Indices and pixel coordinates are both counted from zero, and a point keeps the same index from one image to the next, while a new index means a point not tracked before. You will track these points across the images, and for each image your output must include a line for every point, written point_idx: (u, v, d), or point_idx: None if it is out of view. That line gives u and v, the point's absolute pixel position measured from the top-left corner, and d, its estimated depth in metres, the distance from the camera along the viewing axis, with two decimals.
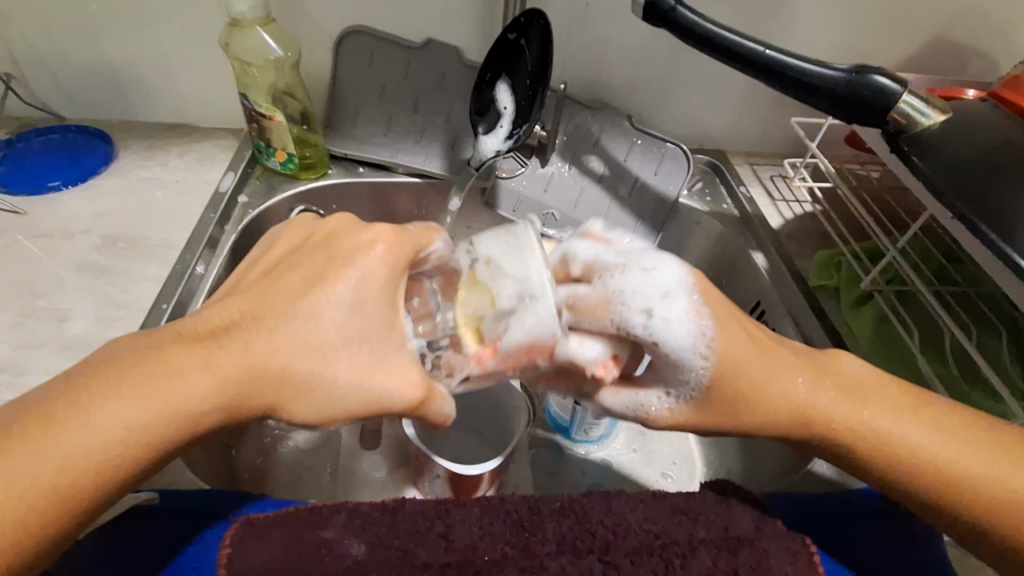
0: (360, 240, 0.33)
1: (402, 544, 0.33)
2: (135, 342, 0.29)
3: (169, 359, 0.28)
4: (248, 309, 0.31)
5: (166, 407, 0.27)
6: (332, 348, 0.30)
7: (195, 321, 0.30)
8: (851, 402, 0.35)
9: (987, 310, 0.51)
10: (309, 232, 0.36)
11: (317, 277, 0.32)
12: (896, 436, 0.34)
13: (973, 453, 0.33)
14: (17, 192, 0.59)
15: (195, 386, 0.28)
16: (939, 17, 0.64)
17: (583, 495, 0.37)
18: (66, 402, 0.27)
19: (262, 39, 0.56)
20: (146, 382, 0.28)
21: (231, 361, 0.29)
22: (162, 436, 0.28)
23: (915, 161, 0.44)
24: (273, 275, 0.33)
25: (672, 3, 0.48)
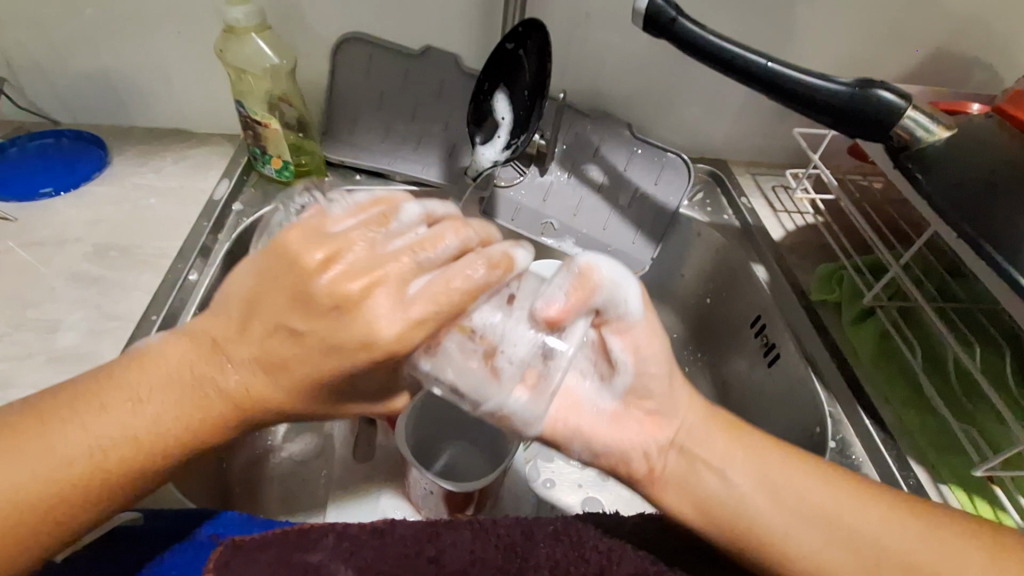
0: (379, 314, 0.28)
1: (390, 569, 0.32)
2: (154, 377, 0.30)
3: (190, 403, 0.30)
4: (262, 367, 0.30)
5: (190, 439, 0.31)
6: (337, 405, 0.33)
7: (207, 365, 0.30)
8: (789, 474, 0.36)
9: (990, 328, 0.50)
10: (308, 286, 0.28)
11: (326, 355, 0.29)
12: (814, 498, 0.35)
13: (904, 526, 0.34)
14: (10, 198, 0.58)
15: (208, 430, 0.31)
16: (943, 29, 0.64)
17: (578, 519, 0.36)
18: (95, 411, 0.30)
19: (258, 47, 0.56)
20: (167, 419, 0.30)
21: (240, 414, 0.31)
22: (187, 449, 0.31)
23: (919, 178, 0.43)
24: (280, 337, 0.29)
25: (672, 14, 0.48)
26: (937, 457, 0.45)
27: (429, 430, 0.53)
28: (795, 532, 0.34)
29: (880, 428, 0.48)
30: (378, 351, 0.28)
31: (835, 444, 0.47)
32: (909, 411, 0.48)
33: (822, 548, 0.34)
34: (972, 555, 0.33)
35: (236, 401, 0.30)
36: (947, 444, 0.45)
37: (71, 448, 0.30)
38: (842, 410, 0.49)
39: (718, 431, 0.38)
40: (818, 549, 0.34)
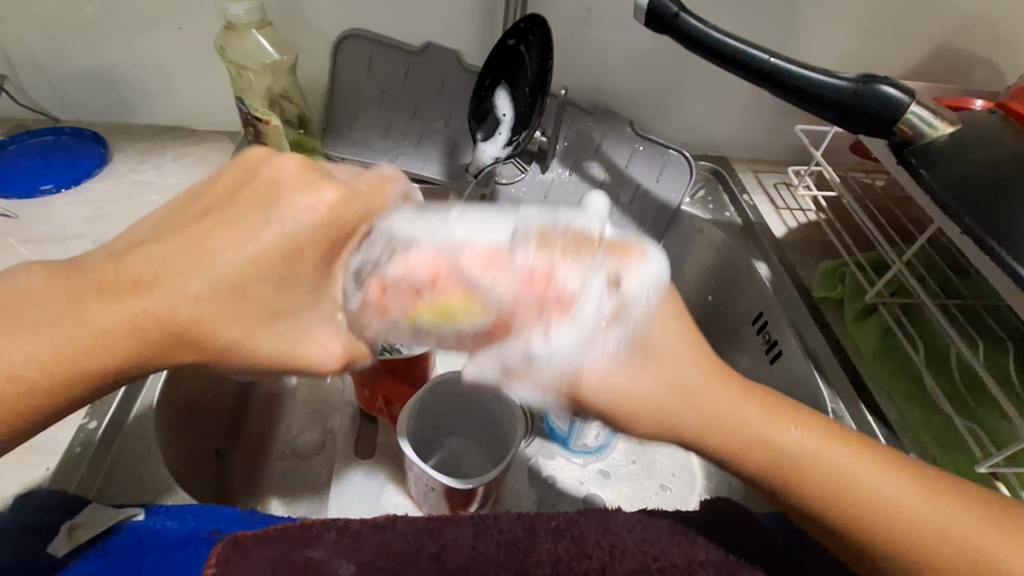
0: (302, 188, 0.32)
1: (391, 566, 0.32)
2: (57, 288, 0.29)
3: (91, 304, 0.29)
4: (178, 258, 0.30)
5: (81, 360, 0.28)
6: (254, 318, 0.31)
7: (118, 269, 0.30)
8: (804, 432, 0.32)
9: (993, 325, 0.50)
10: (245, 171, 0.33)
11: (247, 233, 0.30)
12: (825, 458, 0.32)
13: (908, 488, 0.31)
14: (10, 195, 0.58)
15: (104, 343, 0.29)
16: (946, 25, 0.63)
17: (579, 514, 0.36)
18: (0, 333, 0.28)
19: (257, 42, 0.56)
20: (69, 327, 0.28)
21: (147, 319, 0.29)
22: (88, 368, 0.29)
23: (923, 174, 0.43)
24: (202, 228, 0.31)
25: (674, 9, 0.47)
26: (941, 453, 0.45)
27: (432, 426, 0.53)
28: (797, 491, 0.32)
29: (883, 426, 0.48)
30: (313, 215, 0.32)
31: None
32: (913, 409, 0.48)
33: (827, 505, 0.31)
34: (965, 514, 0.31)
35: (147, 299, 0.29)
36: (954, 441, 0.45)
37: None
38: (845, 407, 0.49)
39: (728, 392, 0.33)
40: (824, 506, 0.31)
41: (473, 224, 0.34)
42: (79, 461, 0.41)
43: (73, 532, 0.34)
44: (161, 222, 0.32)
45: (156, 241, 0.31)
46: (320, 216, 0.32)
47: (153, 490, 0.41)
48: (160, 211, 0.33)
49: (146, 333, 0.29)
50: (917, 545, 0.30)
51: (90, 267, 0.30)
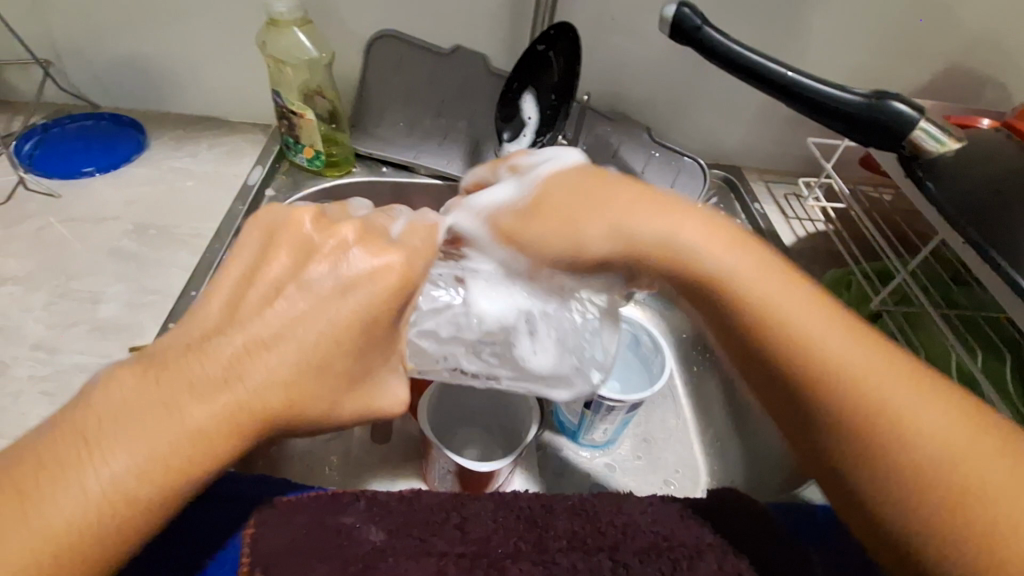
0: (364, 254, 0.31)
1: (418, 532, 0.35)
2: (142, 394, 0.26)
3: (178, 404, 0.26)
4: (258, 342, 0.28)
5: (177, 473, 0.25)
6: (341, 388, 0.30)
7: (198, 361, 0.27)
8: (748, 264, 0.33)
9: (993, 336, 0.52)
10: (306, 243, 0.32)
11: (325, 307, 0.29)
12: (790, 309, 0.32)
13: (873, 358, 0.30)
14: (52, 176, 0.61)
15: (203, 445, 0.26)
16: (956, 45, 0.66)
17: (594, 496, 0.38)
18: (86, 458, 0.24)
19: (297, 39, 0.59)
20: (162, 433, 0.25)
21: (243, 413, 0.27)
22: (182, 479, 0.25)
23: (929, 186, 0.46)
24: (283, 304, 0.29)
25: (697, 22, 0.50)
26: None
27: (447, 415, 0.54)
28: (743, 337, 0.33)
29: None
30: (379, 281, 0.31)
31: None
32: None
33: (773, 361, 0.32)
34: (941, 417, 0.29)
35: (241, 390, 0.27)
36: None
37: (50, 507, 0.24)
38: None
39: (707, 240, 0.34)
40: (797, 380, 0.31)
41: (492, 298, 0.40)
42: None
43: None
44: (227, 303, 0.30)
45: (227, 329, 0.28)
46: (383, 281, 0.31)
47: None
48: (218, 292, 0.30)
49: (243, 424, 0.27)
50: (878, 410, 0.29)
51: (124, 359, 0.27)
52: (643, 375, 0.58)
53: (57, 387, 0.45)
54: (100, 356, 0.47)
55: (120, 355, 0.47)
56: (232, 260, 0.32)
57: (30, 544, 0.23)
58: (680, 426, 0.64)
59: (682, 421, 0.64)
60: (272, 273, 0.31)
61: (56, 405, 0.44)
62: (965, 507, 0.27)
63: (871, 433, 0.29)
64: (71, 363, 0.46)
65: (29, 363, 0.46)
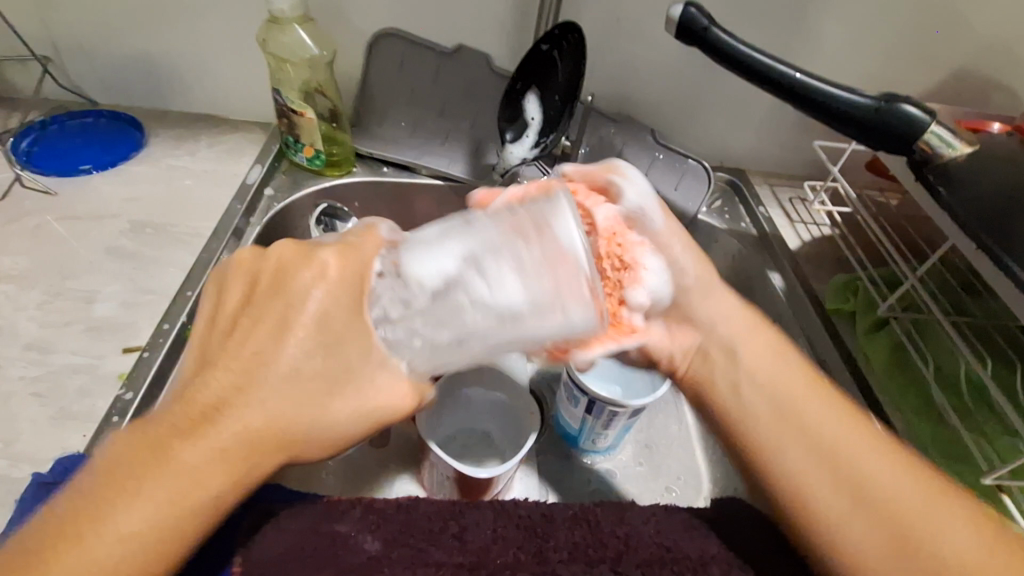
0: (301, 262, 0.30)
1: (415, 542, 0.34)
2: (132, 452, 0.26)
3: (166, 451, 0.26)
4: (232, 376, 0.28)
5: (184, 512, 0.26)
6: (319, 391, 0.28)
7: (178, 407, 0.27)
8: (729, 365, 0.41)
9: (1002, 344, 0.51)
10: (255, 273, 0.31)
11: (279, 319, 0.29)
12: (831, 425, 0.36)
13: (906, 475, 0.33)
14: (50, 173, 0.60)
15: (197, 480, 0.26)
16: (967, 49, 0.65)
17: (595, 505, 0.37)
18: (91, 520, 0.25)
19: (299, 37, 0.58)
20: (158, 486, 0.25)
21: (228, 447, 0.27)
22: (188, 516, 0.26)
23: (941, 191, 0.44)
24: (240, 330, 0.29)
25: (705, 23, 0.49)
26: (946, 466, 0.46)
27: (444, 418, 0.54)
28: (778, 445, 0.36)
29: None
30: (328, 283, 0.29)
31: None
32: (920, 419, 0.49)
33: (804, 467, 0.35)
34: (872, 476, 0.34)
35: (223, 426, 0.27)
36: (957, 453, 0.47)
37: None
38: None
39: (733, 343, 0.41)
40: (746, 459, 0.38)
41: (430, 260, 0.30)
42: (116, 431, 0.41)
43: None
44: (197, 351, 0.30)
45: (197, 369, 0.28)
46: (333, 280, 0.30)
47: None
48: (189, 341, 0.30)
49: (234, 456, 0.27)
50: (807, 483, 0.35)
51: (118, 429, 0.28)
52: (645, 380, 0.57)
53: (49, 388, 0.44)
54: (94, 358, 0.46)
55: (115, 356, 0.46)
56: (201, 308, 0.32)
57: None
58: (681, 431, 0.63)
59: (683, 425, 0.64)
60: (229, 306, 0.30)
61: (48, 408, 0.43)
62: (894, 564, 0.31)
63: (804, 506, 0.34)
64: (64, 364, 0.46)
65: (21, 364, 0.45)
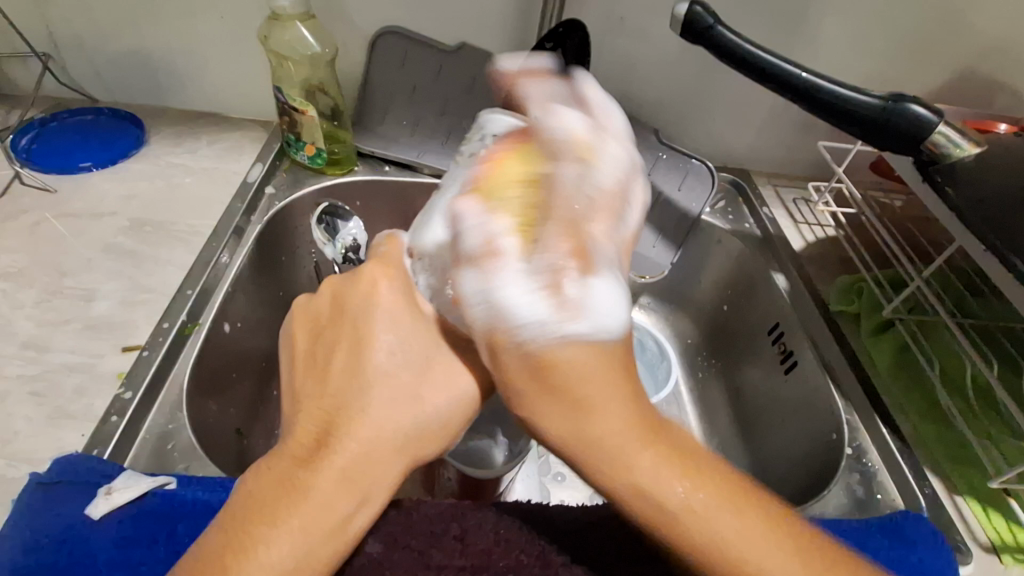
0: (366, 295, 0.35)
1: (417, 544, 0.33)
2: (263, 490, 0.28)
3: (292, 479, 0.28)
4: (331, 399, 0.31)
5: (324, 526, 0.28)
6: (415, 387, 0.32)
7: (291, 441, 0.30)
8: (632, 448, 0.28)
9: (1006, 345, 0.51)
10: (321, 313, 0.36)
11: (360, 339, 0.33)
12: (709, 525, 0.27)
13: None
14: (49, 170, 0.60)
15: (330, 496, 0.28)
16: (974, 48, 0.64)
17: (598, 505, 0.37)
18: (243, 553, 0.26)
19: (300, 34, 0.58)
20: (296, 510, 0.27)
21: (351, 463, 0.29)
22: (330, 527, 0.28)
23: (948, 192, 0.44)
24: (326, 359, 0.33)
25: (710, 21, 0.49)
26: (952, 469, 0.45)
27: None
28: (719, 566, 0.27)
29: (898, 438, 0.48)
30: (395, 306, 0.35)
31: (851, 450, 0.47)
32: (925, 420, 0.48)
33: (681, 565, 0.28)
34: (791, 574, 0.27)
35: (338, 441, 0.29)
36: (963, 455, 0.46)
37: None
38: (859, 419, 0.49)
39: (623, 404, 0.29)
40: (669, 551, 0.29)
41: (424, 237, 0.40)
42: (113, 431, 0.41)
43: (109, 495, 0.36)
44: (289, 393, 0.33)
45: (298, 402, 0.32)
46: (395, 298, 0.36)
47: (184, 463, 0.41)
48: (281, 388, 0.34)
49: (354, 470, 0.29)
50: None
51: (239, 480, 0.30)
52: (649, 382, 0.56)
53: (47, 387, 0.44)
54: (93, 356, 0.46)
55: (113, 355, 0.46)
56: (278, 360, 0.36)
57: None
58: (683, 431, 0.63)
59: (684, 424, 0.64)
60: (304, 347, 0.35)
61: (44, 407, 0.42)
62: None
63: None
64: (63, 362, 0.45)
65: (19, 362, 0.45)
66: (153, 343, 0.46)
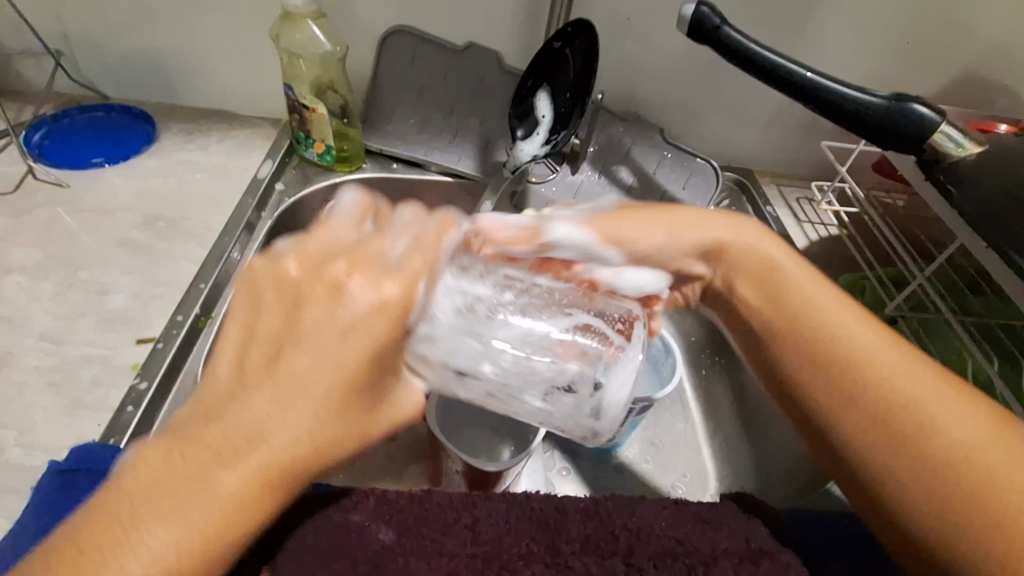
0: (355, 282, 0.29)
1: (429, 533, 0.34)
2: (167, 471, 0.25)
3: (208, 474, 0.25)
4: (276, 399, 0.26)
5: (219, 537, 0.25)
6: (362, 415, 0.29)
7: (216, 430, 0.26)
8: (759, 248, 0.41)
9: (1007, 341, 0.51)
10: (307, 273, 0.29)
11: (332, 341, 0.28)
12: (830, 313, 0.37)
13: (916, 372, 0.34)
14: (61, 166, 0.60)
15: (240, 512, 0.26)
16: (976, 50, 0.65)
17: (606, 498, 0.37)
18: (125, 539, 0.24)
19: (311, 33, 0.58)
20: (196, 512, 0.25)
21: (267, 483, 0.26)
22: (222, 542, 0.25)
23: (951, 190, 0.45)
24: (292, 347, 0.27)
25: (716, 22, 0.49)
26: None
27: (450, 416, 0.54)
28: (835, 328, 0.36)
29: None
30: (380, 310, 0.29)
31: None
32: None
33: (815, 372, 0.36)
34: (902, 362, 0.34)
35: (268, 450, 0.26)
36: None
37: None
38: None
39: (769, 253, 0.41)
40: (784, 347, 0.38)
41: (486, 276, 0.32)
42: (130, 421, 0.41)
43: None
44: (233, 360, 0.28)
45: (240, 383, 0.27)
46: (386, 301, 0.29)
47: None
48: (228, 336, 0.29)
49: (273, 485, 0.26)
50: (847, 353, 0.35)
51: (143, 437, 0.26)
52: (652, 378, 0.57)
53: (64, 378, 0.44)
54: (109, 348, 0.47)
55: (129, 347, 0.47)
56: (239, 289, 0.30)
57: None
58: (688, 428, 0.64)
59: (690, 421, 0.64)
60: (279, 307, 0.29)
61: (61, 398, 0.43)
62: (924, 436, 0.32)
63: (853, 383, 0.34)
64: (79, 354, 0.46)
65: (35, 354, 0.46)
66: (167, 336, 0.47)
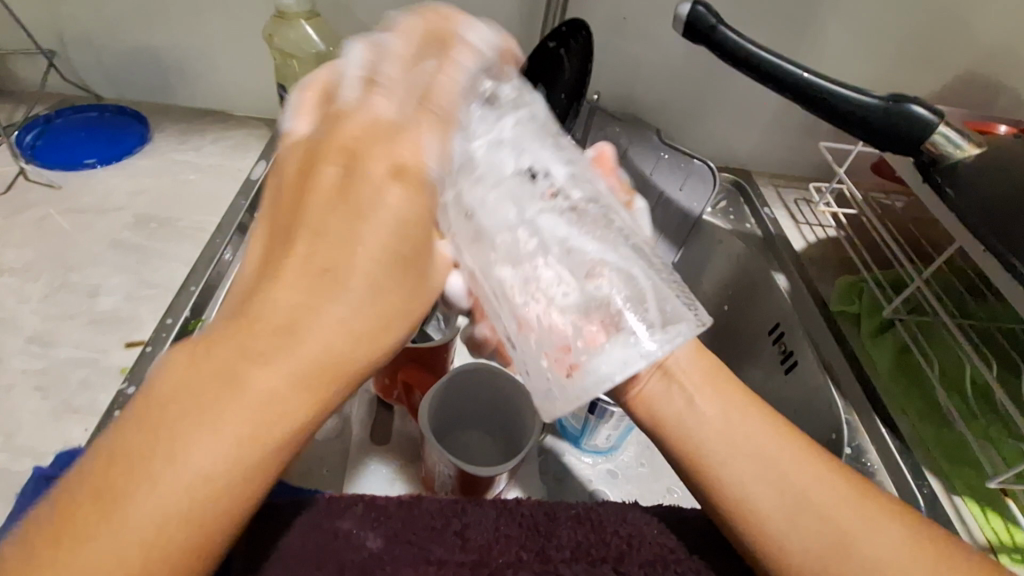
0: (378, 178, 0.29)
1: (418, 540, 0.33)
2: (198, 375, 0.24)
3: (241, 372, 0.24)
4: (306, 290, 0.26)
5: (268, 437, 0.24)
6: (401, 304, 0.28)
7: (247, 324, 0.25)
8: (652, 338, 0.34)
9: (1006, 346, 0.51)
10: (324, 171, 0.30)
11: (361, 228, 0.28)
12: (742, 429, 0.32)
13: (838, 488, 0.30)
14: (54, 166, 0.60)
15: (285, 406, 0.24)
16: (976, 51, 0.64)
17: (598, 503, 0.36)
18: (163, 452, 0.22)
19: (305, 32, 0.59)
20: (234, 408, 0.23)
21: (313, 371, 0.25)
22: (272, 442, 0.24)
23: (948, 193, 0.45)
24: (316, 237, 0.27)
25: (712, 21, 0.49)
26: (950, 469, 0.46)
27: (444, 419, 0.53)
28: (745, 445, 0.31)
29: (898, 440, 0.48)
30: (409, 202, 0.29)
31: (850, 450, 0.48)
32: (926, 422, 0.49)
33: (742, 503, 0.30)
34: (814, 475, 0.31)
35: (303, 339, 0.25)
36: (962, 455, 0.46)
37: (141, 508, 0.22)
38: (859, 420, 0.50)
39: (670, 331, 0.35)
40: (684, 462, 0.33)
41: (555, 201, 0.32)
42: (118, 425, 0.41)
43: None
44: (259, 262, 0.28)
45: (267, 278, 0.26)
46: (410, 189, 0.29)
47: None
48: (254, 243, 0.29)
49: (318, 377, 0.25)
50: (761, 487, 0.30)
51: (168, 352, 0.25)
52: None
53: (53, 381, 0.44)
54: (98, 351, 0.46)
55: (118, 350, 0.46)
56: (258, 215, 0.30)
57: (130, 551, 0.21)
58: None
59: None
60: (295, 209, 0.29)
61: (50, 401, 0.43)
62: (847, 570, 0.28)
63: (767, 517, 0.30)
64: (68, 357, 0.46)
65: (24, 356, 0.45)
66: (157, 339, 0.46)
